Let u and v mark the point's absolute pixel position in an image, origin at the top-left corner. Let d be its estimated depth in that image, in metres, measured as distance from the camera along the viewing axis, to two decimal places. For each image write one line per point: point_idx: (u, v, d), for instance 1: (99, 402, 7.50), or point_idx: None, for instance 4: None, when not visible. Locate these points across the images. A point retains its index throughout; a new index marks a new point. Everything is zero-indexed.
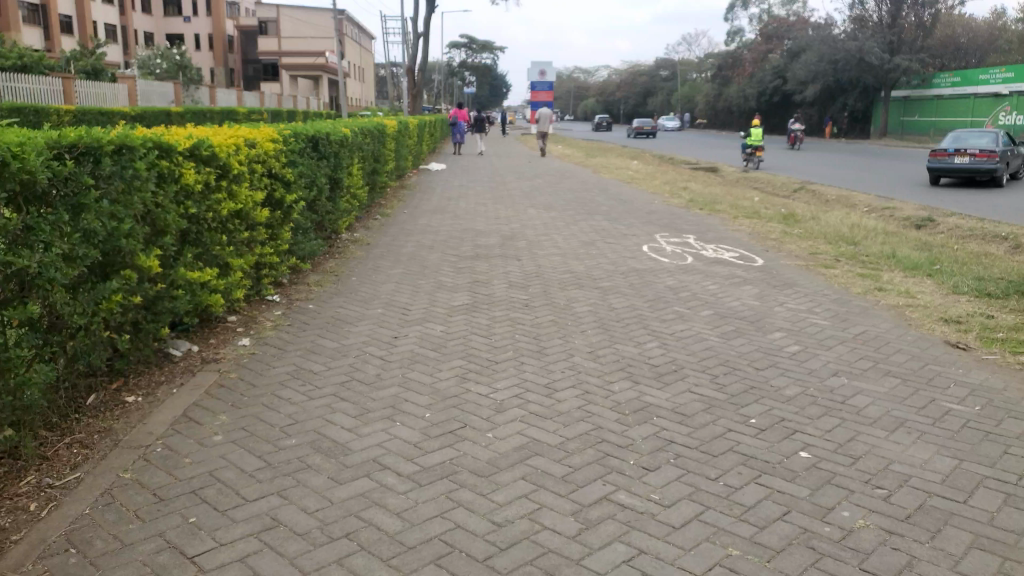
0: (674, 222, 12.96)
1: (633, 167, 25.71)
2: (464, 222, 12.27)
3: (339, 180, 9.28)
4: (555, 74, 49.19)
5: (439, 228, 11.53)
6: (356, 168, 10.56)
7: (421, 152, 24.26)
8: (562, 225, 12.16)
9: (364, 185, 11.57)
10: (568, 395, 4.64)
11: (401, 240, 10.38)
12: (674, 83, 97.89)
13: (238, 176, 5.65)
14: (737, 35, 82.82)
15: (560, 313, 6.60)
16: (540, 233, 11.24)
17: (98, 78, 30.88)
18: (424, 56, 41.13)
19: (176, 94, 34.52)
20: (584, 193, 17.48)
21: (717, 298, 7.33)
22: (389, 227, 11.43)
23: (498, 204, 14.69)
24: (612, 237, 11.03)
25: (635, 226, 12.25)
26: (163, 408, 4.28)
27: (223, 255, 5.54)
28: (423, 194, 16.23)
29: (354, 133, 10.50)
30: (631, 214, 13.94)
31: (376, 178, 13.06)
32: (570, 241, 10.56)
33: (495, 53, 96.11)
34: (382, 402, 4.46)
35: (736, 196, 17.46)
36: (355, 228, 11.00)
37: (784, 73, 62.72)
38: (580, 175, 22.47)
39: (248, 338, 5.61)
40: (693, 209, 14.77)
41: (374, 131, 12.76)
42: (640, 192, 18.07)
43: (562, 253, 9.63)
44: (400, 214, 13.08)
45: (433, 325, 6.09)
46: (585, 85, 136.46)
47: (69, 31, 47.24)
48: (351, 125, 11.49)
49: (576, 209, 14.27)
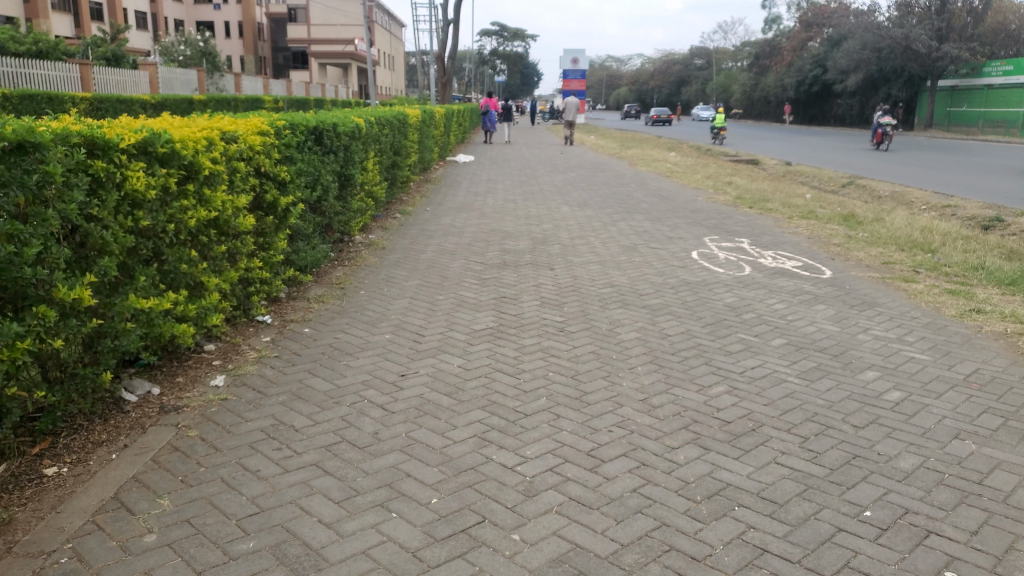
0: (722, 223, 11.78)
1: (670, 160, 24.43)
2: (491, 222, 11.23)
3: (350, 176, 8.32)
4: (588, 62, 47.78)
5: (463, 229, 10.50)
6: (371, 162, 9.59)
7: (449, 143, 23.19)
8: (598, 226, 11.04)
9: (382, 180, 10.60)
10: (618, 471, 3.56)
11: (421, 243, 9.36)
12: (710, 72, 95.56)
13: (212, 177, 4.67)
14: (775, 24, 80.57)
15: (602, 340, 5.53)
16: (575, 235, 10.15)
17: (119, 65, 30.27)
18: (454, 43, 40.18)
19: (201, 82, 33.86)
20: (621, 188, 16.30)
21: (787, 323, 6.19)
22: (410, 228, 10.42)
23: (529, 201, 13.60)
24: (655, 241, 9.91)
25: (679, 228, 11.09)
26: (92, 482, 3.34)
27: (193, 274, 4.59)
28: (448, 189, 15.23)
29: (369, 123, 9.49)
30: (673, 212, 12.78)
31: (396, 173, 12.12)
32: (609, 245, 9.45)
33: (526, 41, 94.59)
34: (377, 481, 3.42)
35: (785, 192, 16.19)
36: (372, 229, 10.06)
37: (824, 62, 60.68)
38: (615, 167, 21.37)
39: (224, 375, 4.66)
40: (740, 208, 13.56)
41: (394, 120, 11.78)
42: (681, 187, 16.85)
43: (600, 260, 8.54)
44: (422, 212, 12.09)
45: (450, 358, 5.04)
46: (617, 74, 134.81)
47: (101, 20, 47.07)
48: (368, 114, 10.52)
49: (613, 207, 13.14)
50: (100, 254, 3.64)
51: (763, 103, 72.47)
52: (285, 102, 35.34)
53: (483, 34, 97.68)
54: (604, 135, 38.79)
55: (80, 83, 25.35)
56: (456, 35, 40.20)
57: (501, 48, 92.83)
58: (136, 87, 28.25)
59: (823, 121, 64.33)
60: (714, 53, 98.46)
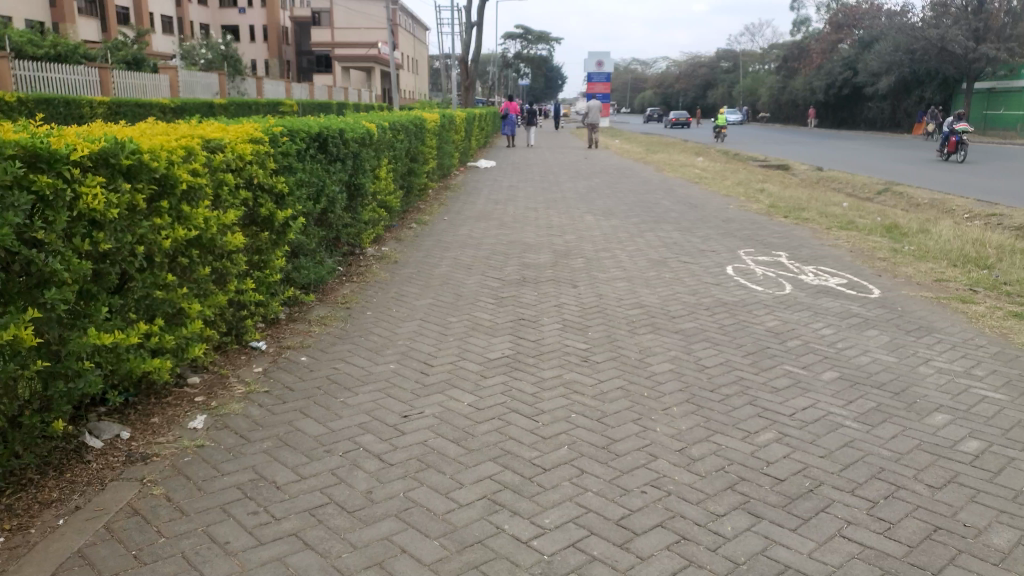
0: (756, 234, 11.12)
1: (698, 165, 23.71)
2: (511, 232, 10.70)
3: (361, 186, 7.83)
4: (613, 64, 47.07)
5: (482, 240, 9.97)
6: (385, 169, 9.12)
7: (470, 147, 22.67)
8: (624, 237, 10.44)
9: (396, 189, 10.12)
10: (653, 548, 3.00)
11: (438, 256, 8.86)
12: (736, 75, 94.27)
13: (191, 193, 4.18)
14: (804, 25, 79.30)
15: (631, 373, 4.95)
16: (600, 247, 9.56)
17: (141, 69, 30.16)
18: (478, 46, 39.77)
19: (223, 86, 33.68)
20: (647, 195, 15.66)
21: (837, 352, 5.56)
22: (427, 239, 9.93)
23: (551, 209, 13.03)
24: (686, 254, 9.29)
25: (711, 239, 10.46)
26: (28, 557, 2.83)
27: (171, 300, 4.10)
28: (468, 196, 14.73)
29: (382, 129, 8.99)
30: (704, 222, 12.14)
31: (412, 180, 11.63)
32: (637, 259, 8.85)
33: (550, 45, 94.00)
34: (367, 559, 2.89)
35: (820, 200, 15.45)
36: (386, 240, 9.57)
37: (855, 64, 59.49)
38: (641, 173, 20.75)
39: (205, 413, 4.16)
40: (774, 218, 12.87)
41: (411, 124, 11.31)
42: (710, 194, 16.16)
43: (627, 276, 7.96)
44: (439, 221, 11.59)
45: (460, 394, 4.50)
46: (642, 78, 133.88)
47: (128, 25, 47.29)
48: (383, 118, 10.07)
49: (640, 216, 12.52)
50: (46, 286, 3.15)
51: (791, 106, 71.30)
52: (307, 105, 35.09)
53: (508, 38, 97.23)
54: (628, 138, 38.04)
55: (100, 87, 25.24)
56: (479, 38, 39.74)
57: (525, 52, 92.53)
58: (157, 91, 28.11)
59: (854, 125, 62.98)
60: (741, 56, 97.14)
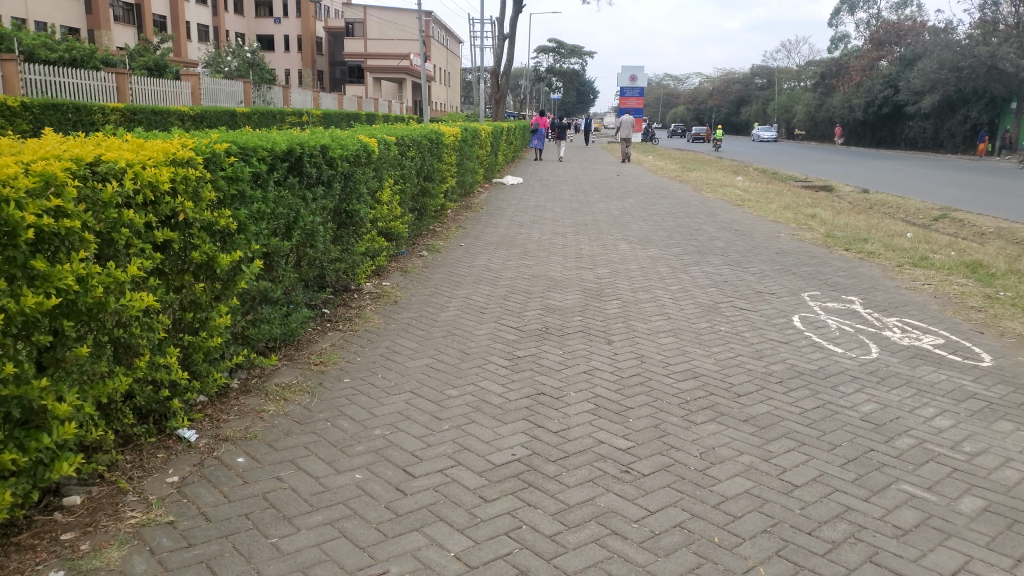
0: (817, 270, 9.64)
1: (738, 185, 22.19)
2: (536, 263, 9.34)
3: (354, 213, 6.55)
4: (647, 79, 45.64)
5: (500, 274, 8.62)
6: (389, 190, 7.85)
7: (496, 162, 21.39)
8: (665, 272, 9.03)
9: (405, 213, 8.83)
10: None
11: (447, 293, 7.50)
12: (771, 91, 92.47)
13: (50, 239, 2.87)
14: (842, 42, 77.47)
15: (690, 500, 3.55)
16: (639, 286, 8.16)
17: (162, 75, 29.31)
18: (509, 58, 38.73)
19: (247, 94, 32.79)
20: (686, 219, 14.22)
21: (969, 463, 4.09)
22: (438, 271, 8.61)
23: (581, 235, 11.67)
24: (739, 296, 7.85)
25: (765, 277, 9.00)
26: None
27: (17, 400, 2.80)
28: (490, 217, 13.44)
29: (387, 144, 7.69)
30: (754, 254, 10.68)
31: (426, 201, 10.33)
32: (682, 303, 7.42)
33: (583, 58, 92.82)
34: None
35: (878, 228, 13.90)
36: (389, 271, 8.28)
37: (897, 82, 57.61)
38: (678, 193, 19.35)
39: (68, 562, 2.84)
40: (832, 250, 11.37)
41: (427, 138, 10.05)
42: (756, 220, 14.69)
43: (674, 328, 6.53)
44: (454, 247, 10.30)
45: (447, 538, 3.13)
46: (675, 93, 132.52)
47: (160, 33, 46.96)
48: (390, 132, 8.77)
49: (681, 245, 11.10)
50: None
51: (829, 124, 69.40)
52: (332, 115, 34.18)
53: (540, 51, 96.20)
54: (662, 155, 36.53)
55: (116, 93, 24.36)
56: (510, 50, 38.61)
57: (558, 66, 91.75)
58: (177, 98, 27.24)
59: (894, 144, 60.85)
60: (776, 72, 95.11)
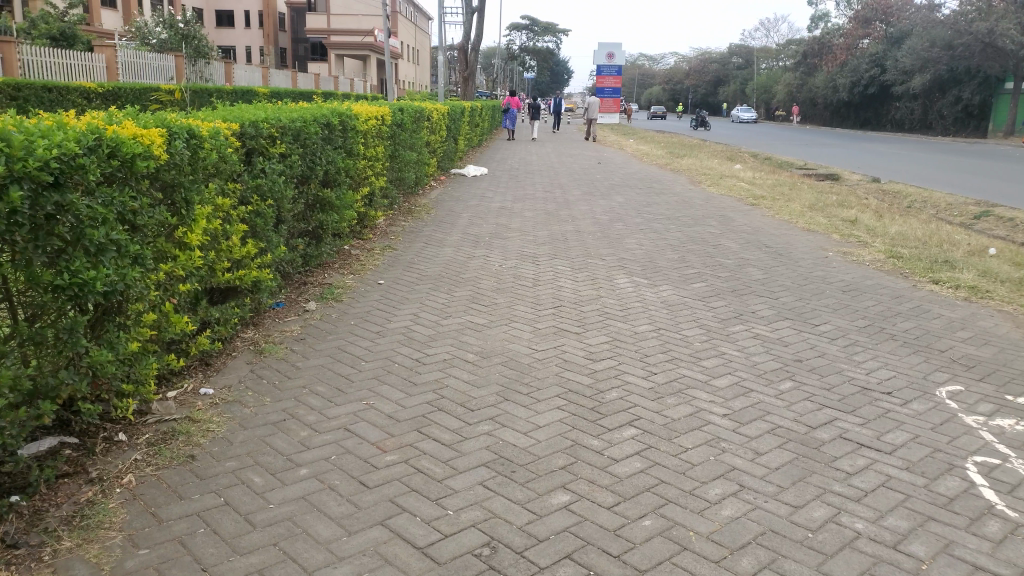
0: (923, 327, 6.25)
1: (740, 175, 18.84)
2: (489, 325, 5.85)
3: (86, 287, 3.09)
4: (625, 56, 42.00)
5: (426, 354, 5.09)
6: (211, 218, 4.38)
7: (455, 149, 17.78)
8: (696, 341, 5.60)
9: (266, 246, 5.34)
10: None
11: (312, 421, 3.99)
12: (750, 70, 89.39)
13: None
14: (823, 20, 74.52)
15: None
16: (663, 382, 4.71)
17: (68, 45, 25.08)
18: (478, 32, 35.08)
19: (178, 69, 28.75)
20: (695, 229, 10.80)
21: None
22: (322, 349, 5.08)
23: (561, 260, 8.28)
24: (845, 413, 4.40)
25: (857, 351, 5.60)
26: None
27: None
28: (437, 228, 10.06)
29: (202, 135, 4.15)
30: (811, 294, 7.30)
31: (323, 218, 6.85)
32: (752, 440, 3.97)
33: (557, 35, 88.70)
34: None
35: (947, 240, 10.57)
36: (230, 357, 4.83)
37: (884, 61, 54.66)
38: (674, 187, 16.00)
39: None
40: (913, 282, 8.02)
41: (324, 119, 6.54)
42: (783, 230, 11.31)
43: (766, 534, 3.09)
44: (367, 286, 6.82)
45: None
46: (651, 72, 129.38)
47: (110, 5, 41.20)
48: (237, 113, 5.24)
49: (703, 277, 7.70)
50: None
51: (812, 104, 66.54)
52: (278, 92, 30.23)
53: (511, 27, 91.61)
54: (645, 137, 33.10)
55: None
56: (479, 23, 34.89)
57: (530, 43, 87.99)
58: (84, 72, 23.30)
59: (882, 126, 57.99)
60: (754, 51, 91.77)
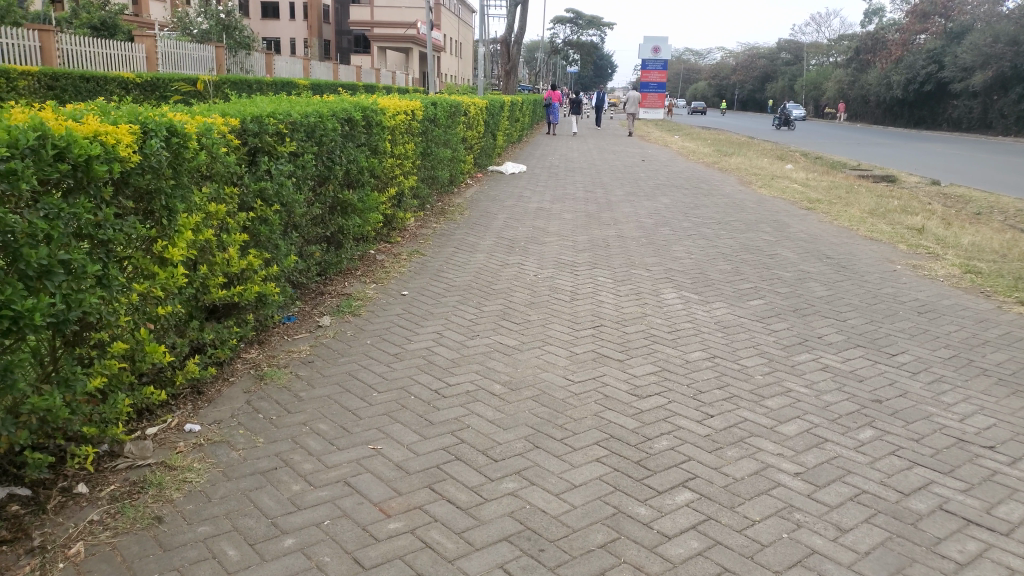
0: (1018, 360, 5.46)
1: (793, 176, 17.91)
2: (521, 346, 5.23)
3: (22, 320, 2.52)
4: (671, 51, 40.94)
5: (448, 383, 4.49)
6: (202, 228, 3.82)
7: (494, 145, 17.20)
8: (756, 374, 4.91)
9: (271, 257, 4.78)
10: None
11: (306, 472, 3.41)
12: (799, 66, 87.13)
13: None
14: (877, 15, 72.15)
15: None
16: (721, 429, 4.04)
17: (111, 35, 25.07)
18: (520, 25, 34.41)
19: (219, 60, 28.58)
20: (748, 235, 10.05)
21: None
22: (332, 376, 4.50)
23: (602, 270, 7.63)
24: (942, 474, 3.67)
25: (945, 389, 4.85)
26: None
27: None
28: (470, 230, 9.48)
29: (190, 132, 3.58)
30: (882, 315, 6.53)
31: (341, 222, 6.28)
32: (832, 510, 3.28)
33: (601, 29, 87.43)
34: None
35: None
36: (225, 384, 4.27)
37: (942, 58, 52.58)
38: (723, 188, 15.20)
39: None
40: (996, 303, 7.18)
41: (344, 115, 5.96)
42: (843, 238, 10.47)
43: None
44: (389, 297, 6.23)
45: None
46: (696, 67, 127.28)
47: None
48: (241, 108, 4.69)
49: (760, 294, 6.99)
50: None
51: (863, 102, 64.50)
52: (319, 84, 29.99)
53: (555, 21, 90.60)
54: (690, 134, 32.15)
55: (39, 54, 20.36)
56: (522, 15, 34.21)
57: (574, 37, 86.91)
58: (124, 62, 23.21)
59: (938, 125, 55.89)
60: (804, 46, 89.40)
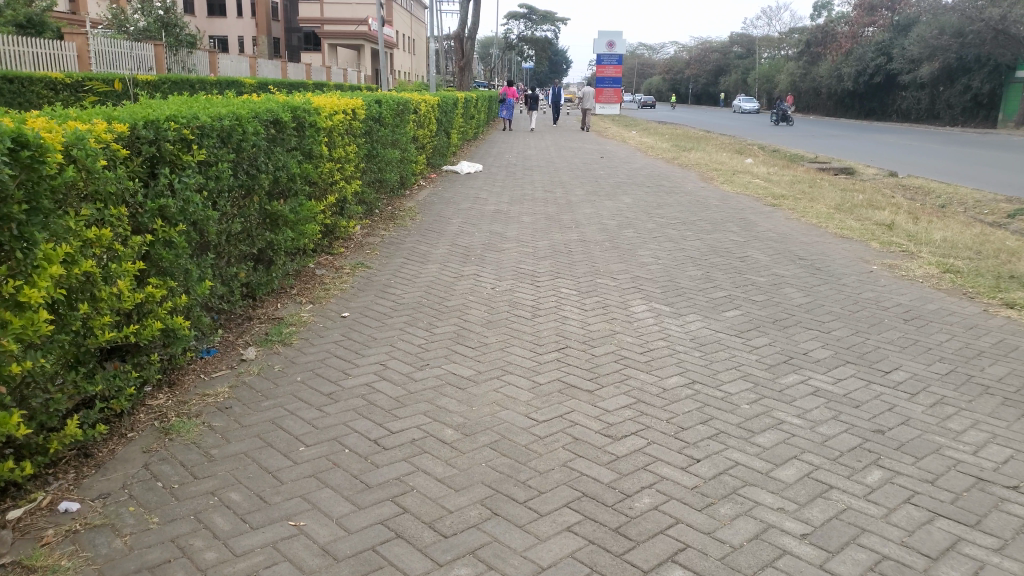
0: (1020, 374, 4.99)
1: (754, 171, 17.57)
2: (476, 377, 4.59)
3: None
4: (626, 46, 40.58)
5: (390, 429, 3.84)
6: (77, 259, 3.10)
7: (448, 144, 16.55)
8: (742, 404, 4.35)
9: (177, 285, 4.06)
10: None
11: (206, 566, 2.74)
12: (751, 60, 87.86)
13: None
14: (825, 9, 72.98)
15: None
16: (710, 479, 3.46)
17: (39, 34, 23.79)
18: (473, 21, 33.72)
19: (159, 59, 27.36)
20: (715, 236, 9.56)
21: None
22: (252, 426, 3.82)
23: (564, 280, 7.04)
24: (968, 528, 3.14)
25: (950, 413, 4.34)
26: None
27: None
28: (422, 237, 8.81)
29: (50, 143, 2.87)
30: (867, 324, 6.06)
31: (270, 237, 5.56)
32: None
33: (555, 24, 87.04)
34: None
35: (1000, 248, 9.32)
36: (119, 443, 3.57)
37: (890, 50, 53.24)
38: (684, 185, 14.77)
39: None
40: (982, 305, 6.76)
41: (269, 116, 5.26)
42: (813, 236, 10.04)
43: None
44: (327, 321, 5.54)
45: None
46: (649, 62, 127.94)
47: None
48: (135, 110, 3.97)
49: (735, 303, 6.46)
50: None
51: (815, 94, 65.15)
52: (266, 83, 28.94)
53: (509, 17, 90.01)
54: (647, 129, 31.81)
55: None
56: (475, 10, 33.52)
57: (527, 33, 86.38)
58: (55, 62, 21.98)
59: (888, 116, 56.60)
60: (755, 40, 90.21)
